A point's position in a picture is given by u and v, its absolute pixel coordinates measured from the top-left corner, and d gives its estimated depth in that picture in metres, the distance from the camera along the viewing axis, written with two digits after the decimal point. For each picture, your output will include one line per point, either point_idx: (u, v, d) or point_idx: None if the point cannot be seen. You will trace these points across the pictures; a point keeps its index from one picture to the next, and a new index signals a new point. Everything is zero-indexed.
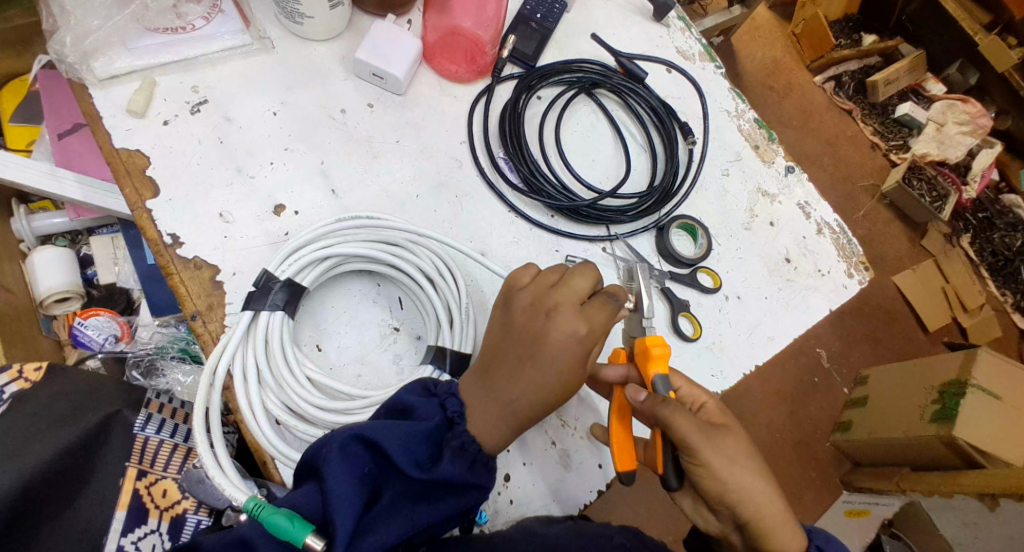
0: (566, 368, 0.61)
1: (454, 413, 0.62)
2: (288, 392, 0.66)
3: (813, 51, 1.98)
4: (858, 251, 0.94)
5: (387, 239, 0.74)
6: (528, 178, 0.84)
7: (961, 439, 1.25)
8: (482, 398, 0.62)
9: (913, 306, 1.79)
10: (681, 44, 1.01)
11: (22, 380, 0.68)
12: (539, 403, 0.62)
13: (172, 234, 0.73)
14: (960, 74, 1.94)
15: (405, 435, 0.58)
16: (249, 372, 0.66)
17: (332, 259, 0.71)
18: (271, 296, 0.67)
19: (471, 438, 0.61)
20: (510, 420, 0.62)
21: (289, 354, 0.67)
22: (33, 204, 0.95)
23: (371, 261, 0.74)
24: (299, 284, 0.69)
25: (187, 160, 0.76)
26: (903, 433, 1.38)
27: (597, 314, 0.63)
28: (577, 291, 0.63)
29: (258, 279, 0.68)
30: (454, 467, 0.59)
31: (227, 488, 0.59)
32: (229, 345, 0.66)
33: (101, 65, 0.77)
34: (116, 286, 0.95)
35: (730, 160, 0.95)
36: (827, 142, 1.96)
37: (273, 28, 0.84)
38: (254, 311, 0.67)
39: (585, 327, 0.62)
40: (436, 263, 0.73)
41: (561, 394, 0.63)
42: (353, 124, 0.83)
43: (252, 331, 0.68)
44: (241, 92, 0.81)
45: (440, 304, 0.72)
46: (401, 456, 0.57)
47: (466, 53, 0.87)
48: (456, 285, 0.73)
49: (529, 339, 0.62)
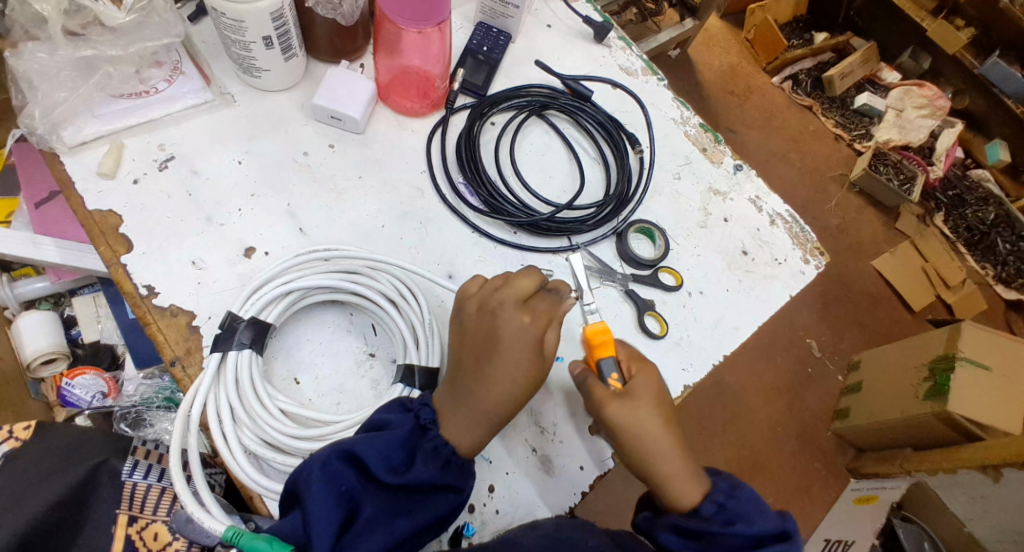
0: (521, 360, 0.65)
1: (426, 420, 0.65)
2: (262, 426, 0.68)
3: (766, 54, 2.05)
4: (812, 238, 0.98)
5: (346, 268, 0.78)
6: (488, 200, 0.88)
7: (957, 414, 1.27)
8: (451, 406, 0.66)
9: (895, 285, 1.83)
10: (623, 62, 1.06)
11: (12, 439, 0.70)
12: (506, 398, 0.65)
13: (147, 285, 0.76)
14: (913, 60, 2.02)
15: (381, 446, 0.61)
16: (223, 411, 0.68)
17: (295, 293, 0.75)
18: (237, 335, 0.71)
19: (444, 441, 0.64)
20: (481, 421, 0.65)
21: (260, 389, 0.70)
22: (15, 271, 0.98)
23: (333, 291, 0.78)
24: (264, 321, 0.72)
25: (159, 214, 0.80)
26: (901, 414, 1.41)
27: (542, 307, 0.68)
28: (524, 292, 0.68)
29: (223, 320, 0.71)
30: (426, 470, 0.62)
31: (207, 520, 0.61)
32: (200, 389, 0.69)
33: (70, 133, 0.81)
34: (100, 342, 0.97)
35: (681, 163, 0.99)
36: (791, 138, 2.01)
37: (234, 84, 0.89)
38: (222, 352, 0.70)
39: (531, 319, 0.66)
40: (396, 285, 0.78)
41: (524, 390, 0.66)
42: (316, 165, 0.87)
43: (222, 373, 0.71)
44: (206, 146, 0.85)
45: (403, 324, 0.76)
46: (378, 464, 0.60)
47: (418, 89, 0.93)
48: (417, 304, 0.77)
49: (484, 342, 0.66)
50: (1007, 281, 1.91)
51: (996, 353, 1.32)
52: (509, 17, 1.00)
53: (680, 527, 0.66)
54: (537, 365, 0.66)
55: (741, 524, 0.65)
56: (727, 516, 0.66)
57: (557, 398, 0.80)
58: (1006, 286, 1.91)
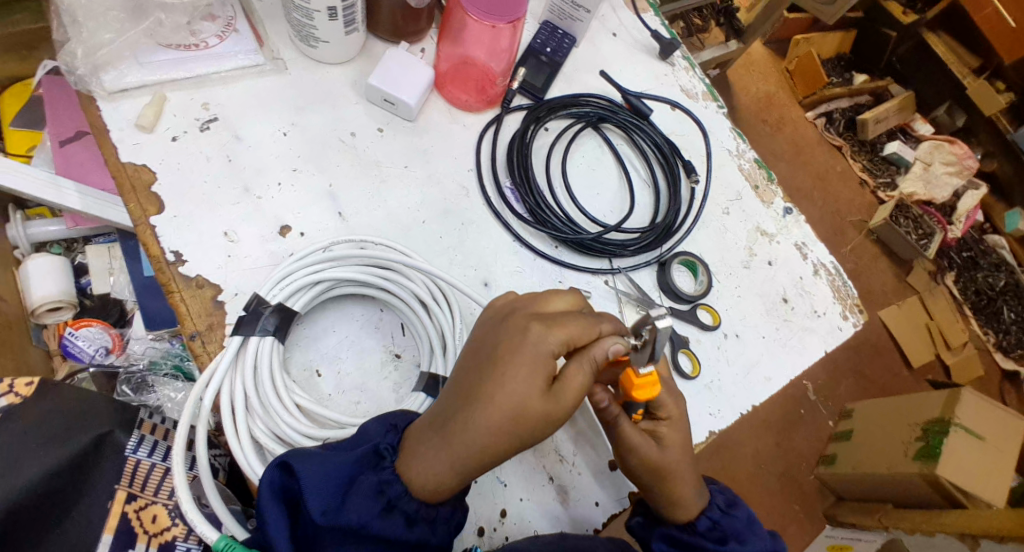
0: (521, 383, 0.57)
1: (384, 447, 0.60)
2: (277, 420, 0.65)
3: (805, 88, 2.03)
4: (853, 293, 0.97)
5: (381, 263, 0.74)
6: (534, 209, 0.85)
7: (944, 478, 1.25)
8: (430, 426, 0.59)
9: (898, 342, 1.81)
10: (685, 83, 1.03)
11: (12, 394, 0.65)
12: (498, 428, 0.57)
13: (175, 251, 0.72)
14: (948, 116, 1.99)
15: (320, 474, 0.57)
16: (237, 400, 0.65)
17: (324, 283, 0.72)
18: (262, 321, 0.67)
19: (393, 478, 0.58)
20: (459, 453, 0.57)
21: (278, 381, 0.66)
22: (30, 210, 0.93)
23: (363, 286, 0.74)
24: (291, 309, 0.69)
25: (193, 177, 0.76)
26: (887, 470, 1.37)
27: (569, 322, 0.60)
28: (553, 310, 0.63)
29: (250, 302, 0.67)
30: (362, 513, 0.56)
31: (198, 524, 0.58)
32: (216, 373, 0.65)
33: (111, 78, 0.76)
34: (110, 297, 0.93)
35: (731, 199, 0.97)
36: (818, 177, 1.99)
37: (288, 50, 0.85)
38: (243, 336, 0.66)
39: (548, 335, 0.59)
40: (430, 287, 0.74)
41: (511, 421, 0.57)
42: (362, 148, 0.84)
43: (240, 357, 0.67)
44: (252, 111, 0.81)
45: (433, 330, 0.73)
46: (310, 494, 0.55)
47: (477, 82, 0.89)
48: (449, 311, 0.74)
49: (490, 356, 0.59)
50: (1007, 350, 1.91)
51: (988, 424, 1.31)
52: (577, 21, 0.96)
53: (671, 538, 0.69)
54: (542, 395, 0.58)
55: (727, 542, 0.68)
56: (720, 533, 0.69)
57: (576, 428, 0.78)
58: (1005, 355, 1.91)
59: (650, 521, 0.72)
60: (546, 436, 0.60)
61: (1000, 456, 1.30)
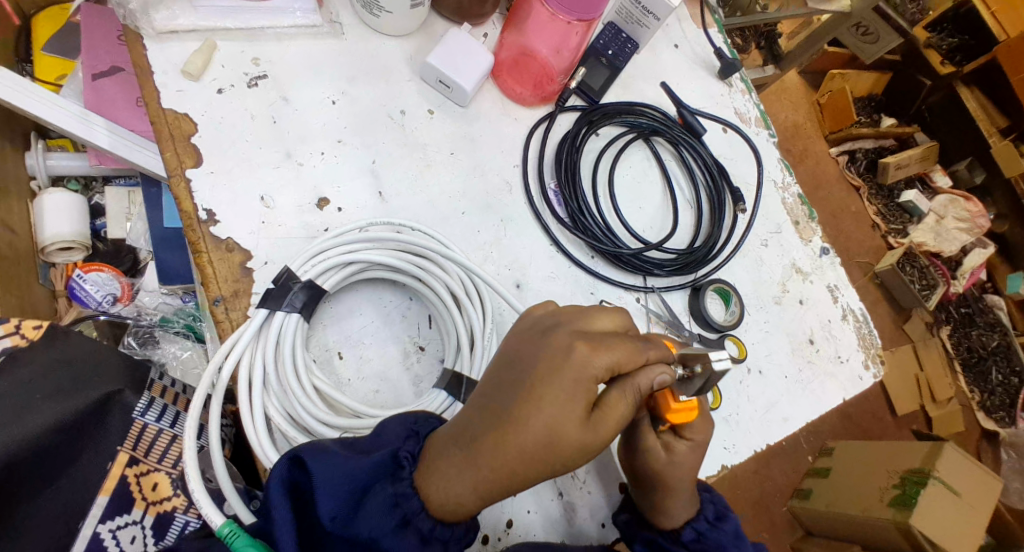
0: (560, 409, 0.56)
1: (403, 453, 0.57)
2: (293, 401, 0.62)
3: (833, 123, 2.02)
4: (877, 344, 0.98)
5: (416, 249, 0.71)
6: (576, 214, 0.82)
7: (915, 528, 1.24)
8: (455, 442, 0.57)
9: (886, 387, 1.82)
10: (740, 106, 1.01)
11: (18, 336, 0.62)
12: (529, 453, 0.55)
13: (208, 209, 0.69)
14: (968, 171, 1.98)
15: (333, 474, 0.54)
16: (256, 375, 0.62)
17: (356, 265, 0.68)
18: (289, 296, 0.64)
19: (411, 493, 0.56)
20: (483, 477, 0.55)
21: (299, 361, 0.63)
22: (51, 140, 0.89)
23: (395, 271, 0.71)
24: (320, 287, 0.66)
25: (236, 134, 0.73)
26: (854, 507, 1.38)
27: (615, 349, 0.58)
28: (598, 329, 0.61)
29: (280, 274, 0.64)
30: (378, 523, 0.54)
31: (203, 504, 0.54)
32: (237, 345, 0.62)
33: (162, 18, 0.73)
34: (124, 243, 0.90)
35: (771, 231, 0.96)
36: (833, 214, 1.99)
37: (347, 15, 0.81)
38: (269, 310, 0.63)
39: (593, 361, 0.57)
40: (464, 281, 0.70)
41: (544, 448, 0.55)
42: (410, 128, 0.80)
43: (263, 330, 0.64)
44: (303, 74, 0.77)
45: (462, 326, 0.69)
46: (321, 496, 0.53)
47: (535, 78, 0.85)
48: (481, 309, 0.70)
49: (527, 373, 0.57)
50: (989, 410, 1.92)
51: (962, 479, 1.31)
52: (643, 27, 0.92)
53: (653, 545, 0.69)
54: (580, 422, 0.56)
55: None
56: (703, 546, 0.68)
57: None
58: (986, 414, 1.92)
59: (637, 520, 0.72)
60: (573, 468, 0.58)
61: (976, 514, 1.31)
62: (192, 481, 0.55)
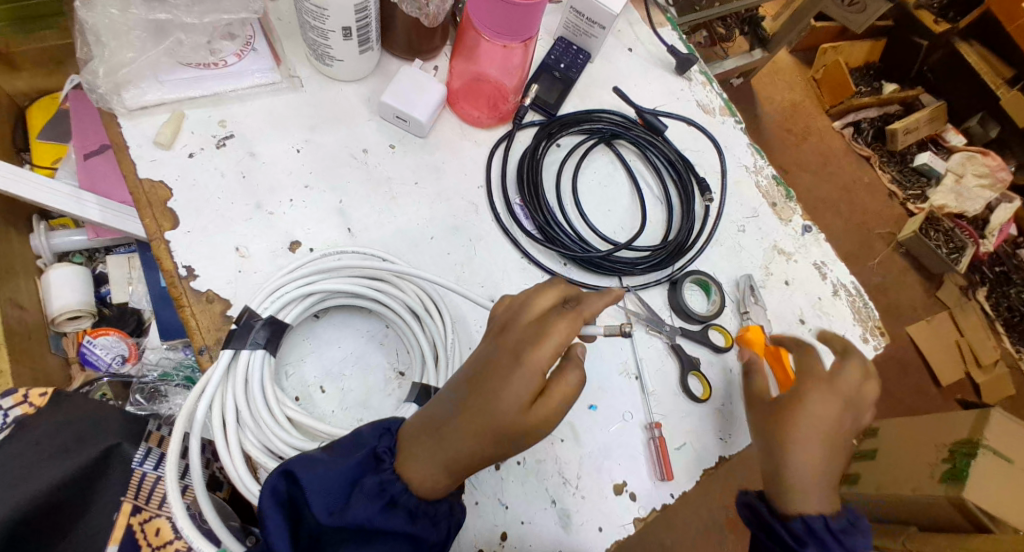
0: (503, 397, 0.56)
1: (382, 450, 0.60)
2: (267, 433, 0.66)
3: (832, 97, 1.97)
4: (874, 315, 0.96)
5: (372, 274, 0.75)
6: (543, 226, 0.85)
7: (972, 503, 1.18)
8: (425, 430, 0.59)
9: (928, 358, 1.76)
10: (701, 98, 1.02)
11: (26, 405, 0.70)
12: (486, 441, 0.57)
13: (187, 266, 0.74)
14: (981, 127, 1.93)
15: (321, 476, 0.57)
16: (228, 413, 0.66)
17: (316, 295, 0.73)
18: (252, 334, 0.69)
19: (393, 477, 0.59)
20: (448, 463, 0.58)
21: (268, 393, 0.68)
22: (53, 221, 0.97)
23: (356, 298, 0.75)
24: (281, 322, 0.70)
25: (209, 194, 0.77)
26: (912, 492, 1.31)
27: (556, 332, 0.57)
28: (541, 312, 0.60)
29: (240, 315, 0.69)
30: (366, 509, 0.56)
31: (195, 537, 0.60)
32: (208, 386, 0.67)
33: (132, 95, 0.78)
34: (128, 306, 0.97)
35: (748, 216, 0.96)
36: (843, 188, 1.93)
37: (304, 68, 0.85)
38: (234, 349, 0.68)
39: (537, 351, 0.56)
40: (422, 298, 0.75)
41: (495, 436, 0.57)
42: (374, 164, 0.84)
43: (231, 371, 0.69)
44: (268, 128, 0.82)
45: (425, 341, 0.73)
46: (314, 497, 0.56)
47: (489, 99, 0.88)
48: (442, 322, 0.74)
49: (480, 368, 0.59)
50: None
51: (1019, 447, 1.23)
52: (593, 37, 0.95)
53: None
54: (523, 407, 0.56)
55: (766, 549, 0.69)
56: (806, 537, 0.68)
57: (586, 450, 0.78)
58: None
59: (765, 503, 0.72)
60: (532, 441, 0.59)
61: None
62: (173, 508, 0.61)
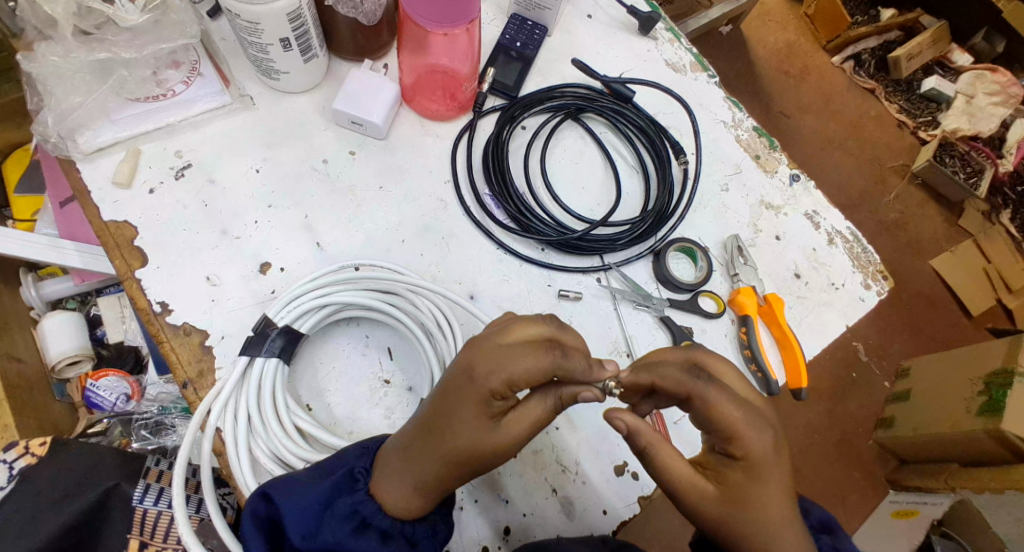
0: (466, 420, 0.56)
1: (358, 469, 0.60)
2: (275, 442, 0.66)
3: (828, 32, 1.89)
4: (875, 259, 0.92)
5: (387, 287, 0.74)
6: (516, 215, 0.82)
7: (1009, 433, 1.14)
8: (397, 450, 0.59)
9: (954, 290, 1.69)
10: (670, 56, 0.98)
11: (29, 455, 0.73)
12: (450, 463, 0.57)
13: (161, 301, 0.74)
14: (986, 43, 1.82)
15: (298, 499, 0.57)
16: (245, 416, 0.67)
17: (331, 306, 0.72)
18: (268, 342, 0.69)
19: (366, 498, 0.58)
20: (418, 486, 0.58)
21: (280, 403, 0.68)
22: (42, 271, 0.99)
23: (369, 310, 0.74)
24: (297, 331, 0.70)
25: (175, 227, 0.77)
26: (947, 428, 1.27)
27: (518, 366, 0.54)
28: (516, 338, 0.57)
29: (257, 324, 0.69)
30: (336, 531, 0.56)
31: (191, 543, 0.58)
32: (223, 391, 0.67)
33: (86, 139, 0.77)
34: (125, 345, 0.98)
35: (730, 173, 0.93)
36: (848, 125, 1.84)
37: (253, 85, 0.84)
38: (250, 356, 0.68)
39: (495, 376, 0.54)
40: (436, 314, 0.73)
41: (461, 458, 0.57)
42: (337, 173, 0.83)
43: (246, 376, 0.68)
44: (226, 152, 0.81)
45: (434, 359, 0.72)
46: (290, 520, 0.56)
47: (445, 90, 0.86)
48: (453, 339, 0.73)
49: (444, 389, 0.57)
50: None
51: None
52: (546, 10, 0.92)
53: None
54: (485, 430, 0.56)
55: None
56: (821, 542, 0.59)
57: (586, 434, 0.77)
58: None
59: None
60: (500, 462, 0.59)
61: None
62: (183, 527, 0.58)
